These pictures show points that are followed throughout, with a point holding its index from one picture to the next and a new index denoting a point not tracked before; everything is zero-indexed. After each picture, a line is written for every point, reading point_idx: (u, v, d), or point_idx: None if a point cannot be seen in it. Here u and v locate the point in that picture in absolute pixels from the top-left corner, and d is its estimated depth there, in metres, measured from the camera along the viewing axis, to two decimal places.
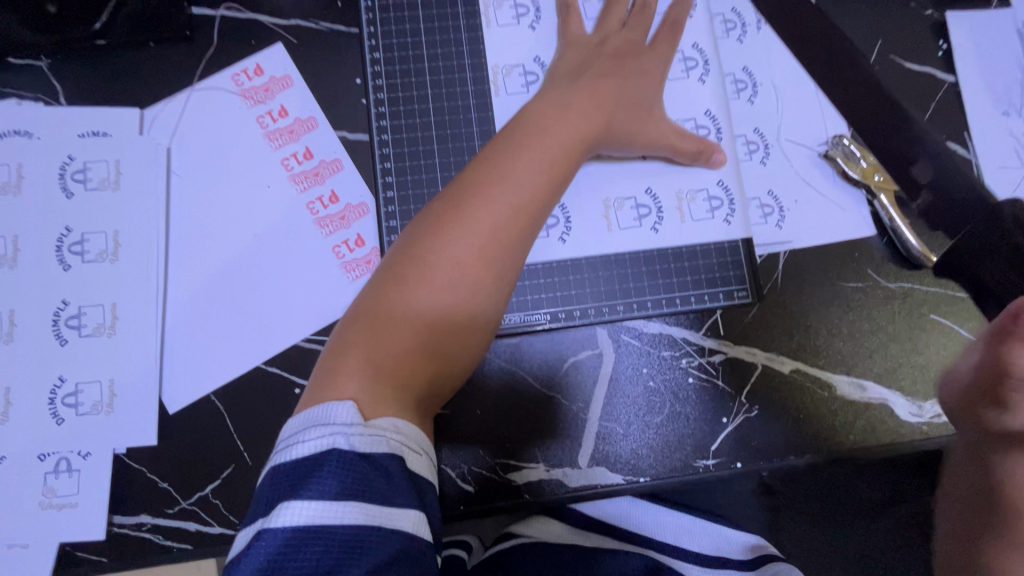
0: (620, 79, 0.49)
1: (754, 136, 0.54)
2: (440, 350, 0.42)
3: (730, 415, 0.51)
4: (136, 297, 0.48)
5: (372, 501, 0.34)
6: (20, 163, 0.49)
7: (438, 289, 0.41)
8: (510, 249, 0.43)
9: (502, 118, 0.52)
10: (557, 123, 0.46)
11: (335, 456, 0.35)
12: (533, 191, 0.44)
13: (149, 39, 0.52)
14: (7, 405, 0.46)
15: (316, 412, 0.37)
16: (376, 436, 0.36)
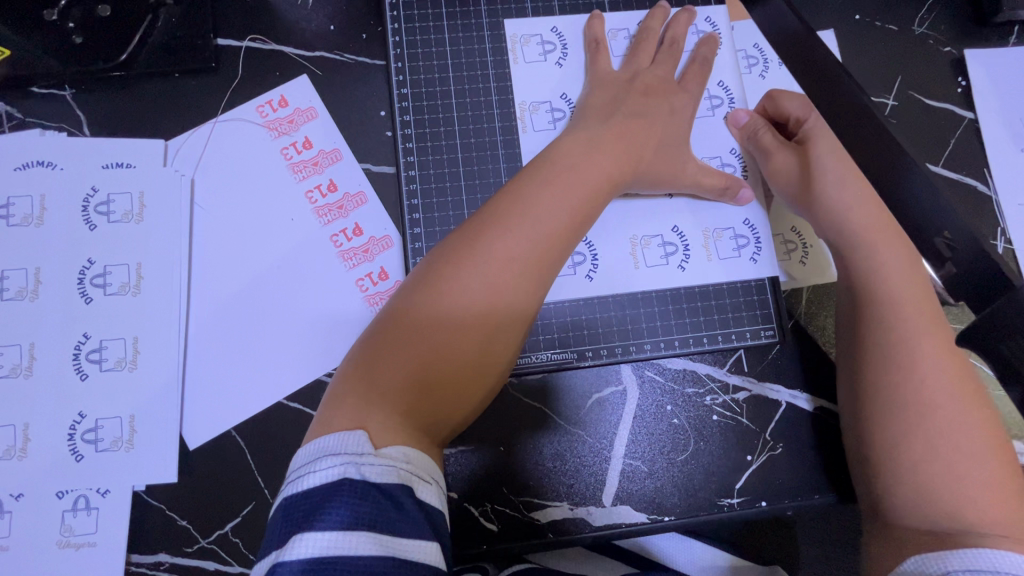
0: (647, 115, 0.49)
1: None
2: (454, 377, 0.40)
3: (754, 453, 0.51)
4: (157, 331, 0.48)
5: (386, 531, 0.32)
6: (43, 195, 0.49)
7: (454, 313, 0.40)
8: (530, 279, 0.42)
9: (529, 153, 0.53)
10: (584, 160, 0.46)
11: (347, 486, 0.33)
12: (557, 220, 0.43)
13: (174, 71, 0.52)
14: (25, 441, 0.45)
15: (326, 442, 0.36)
16: (387, 465, 0.34)
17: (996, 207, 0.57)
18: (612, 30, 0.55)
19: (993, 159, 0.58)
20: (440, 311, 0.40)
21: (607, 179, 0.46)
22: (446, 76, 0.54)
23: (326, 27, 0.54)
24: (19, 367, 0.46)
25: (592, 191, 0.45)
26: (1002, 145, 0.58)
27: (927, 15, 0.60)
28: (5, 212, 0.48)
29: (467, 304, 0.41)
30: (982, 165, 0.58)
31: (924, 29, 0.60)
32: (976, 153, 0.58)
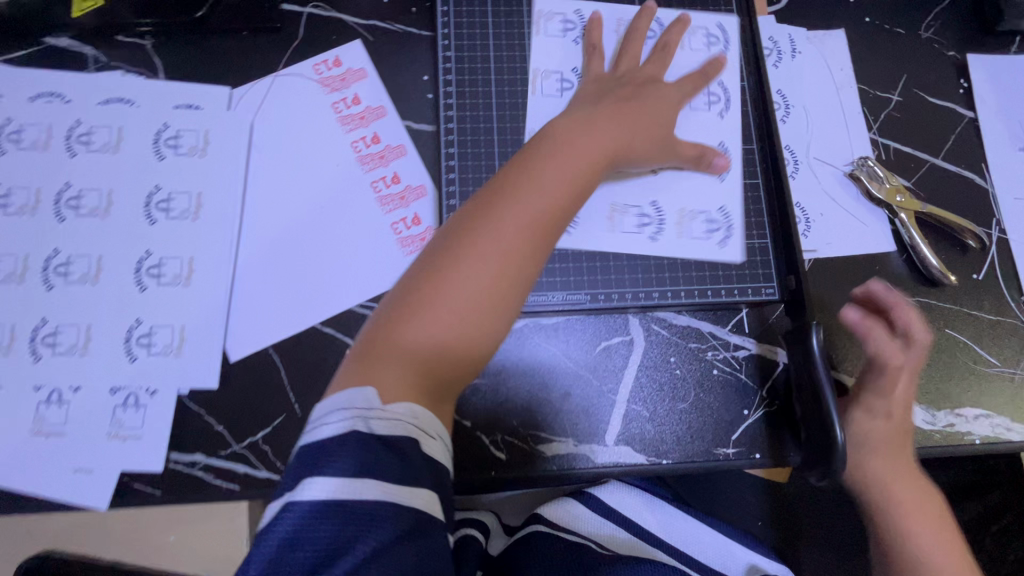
0: (635, 102, 0.53)
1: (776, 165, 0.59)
2: (460, 344, 0.42)
3: (751, 408, 0.54)
4: (210, 253, 0.53)
5: (388, 480, 0.36)
6: (120, 127, 0.54)
7: (457, 294, 0.41)
8: (534, 259, 0.44)
9: (535, 113, 0.58)
10: (578, 141, 0.48)
11: (353, 436, 0.37)
12: (557, 204, 0.45)
13: (243, 29, 0.58)
14: (87, 340, 0.50)
15: (342, 399, 0.39)
16: (392, 420, 0.38)
17: (992, 200, 0.60)
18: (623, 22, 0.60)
19: (992, 156, 0.62)
20: (443, 292, 0.42)
21: (602, 161, 0.48)
22: (486, 44, 0.59)
23: None
24: (88, 275, 0.51)
25: (588, 175, 0.47)
26: (1001, 143, 0.62)
27: (934, 21, 0.65)
28: (87, 140, 0.54)
29: (477, 285, 0.42)
30: (980, 161, 0.61)
31: (930, 33, 0.64)
32: (975, 150, 0.62)
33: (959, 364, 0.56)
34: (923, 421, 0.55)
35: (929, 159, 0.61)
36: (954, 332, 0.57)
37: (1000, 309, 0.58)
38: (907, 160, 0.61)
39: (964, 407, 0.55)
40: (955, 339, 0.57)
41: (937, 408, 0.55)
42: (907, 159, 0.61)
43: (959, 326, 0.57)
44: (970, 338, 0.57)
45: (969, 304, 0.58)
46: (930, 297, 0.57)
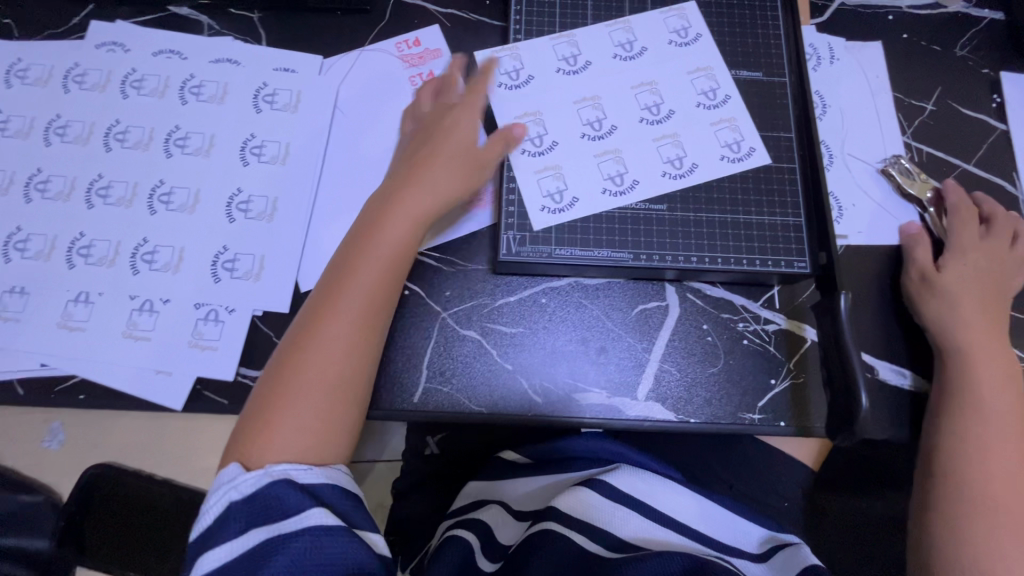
0: (434, 160, 0.55)
1: (681, 166, 0.59)
2: (331, 413, 0.48)
3: (779, 378, 0.57)
4: (293, 196, 0.59)
5: (273, 517, 0.43)
6: (226, 83, 0.62)
7: (305, 360, 0.48)
8: (369, 320, 0.50)
9: (531, 53, 0.62)
10: (392, 213, 0.53)
11: (232, 507, 0.43)
12: (369, 276, 0.51)
13: (337, 9, 0.66)
14: (179, 260, 0.56)
15: (217, 484, 0.45)
16: (260, 474, 0.44)
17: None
18: (625, 22, 0.64)
19: (1022, 166, 0.65)
20: (300, 362, 0.48)
21: (416, 226, 0.53)
22: (553, 23, 0.63)
23: None
24: (186, 205, 0.58)
25: (402, 235, 0.53)
26: None
27: (969, 41, 0.69)
28: (197, 91, 0.61)
29: (326, 356, 0.48)
30: (1010, 169, 0.65)
31: (965, 51, 0.69)
32: (1007, 159, 0.65)
33: None
34: None
35: (961, 164, 0.65)
36: None
37: None
38: (939, 163, 0.65)
39: None
40: None
41: None
42: (939, 163, 0.65)
43: None
44: None
45: None
46: None
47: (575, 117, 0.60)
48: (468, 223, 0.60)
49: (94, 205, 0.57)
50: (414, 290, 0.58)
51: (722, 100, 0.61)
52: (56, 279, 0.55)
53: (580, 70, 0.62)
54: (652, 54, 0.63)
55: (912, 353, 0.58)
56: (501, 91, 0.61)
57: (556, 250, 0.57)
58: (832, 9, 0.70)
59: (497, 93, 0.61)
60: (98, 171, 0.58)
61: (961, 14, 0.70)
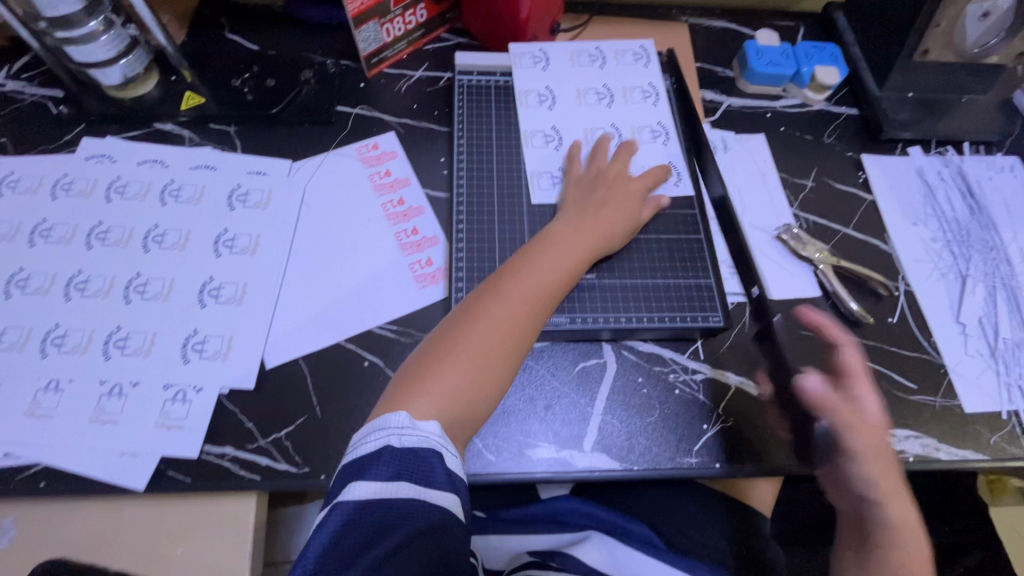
0: (609, 213, 0.67)
1: (657, 127, 0.77)
2: (488, 384, 0.56)
3: (710, 423, 0.63)
4: (261, 282, 0.65)
5: (418, 481, 0.49)
6: (203, 186, 0.70)
7: (477, 340, 0.57)
8: (528, 326, 0.59)
9: (523, 118, 0.77)
10: (563, 244, 0.63)
11: (388, 450, 0.50)
12: (539, 285, 0.60)
13: (305, 121, 0.77)
14: (150, 345, 0.60)
15: (381, 421, 0.52)
16: (417, 435, 0.51)
17: (897, 261, 0.75)
18: (525, 90, 0.78)
19: (891, 228, 0.77)
20: (466, 338, 0.57)
21: (583, 253, 0.64)
22: (490, 129, 0.77)
23: (411, 105, 0.81)
24: (161, 293, 0.63)
25: (572, 266, 0.63)
26: (897, 219, 0.78)
27: (833, 131, 0.85)
28: (177, 193, 0.69)
29: (487, 337, 0.57)
30: (881, 232, 0.77)
31: (832, 138, 0.84)
32: (877, 223, 0.78)
33: (885, 392, 0.66)
34: None
35: (841, 229, 0.77)
36: (878, 365, 0.68)
37: (914, 346, 0.69)
38: (823, 229, 0.77)
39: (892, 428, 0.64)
40: (879, 370, 0.67)
41: None
42: (823, 228, 0.77)
43: (882, 360, 0.68)
44: (893, 370, 0.67)
45: (887, 342, 0.69)
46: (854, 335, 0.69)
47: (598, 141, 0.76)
48: (422, 297, 0.67)
49: (72, 297, 0.62)
50: (372, 361, 0.63)
51: (603, 53, 0.82)
52: (27, 369, 0.58)
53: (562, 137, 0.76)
54: (557, 87, 0.79)
55: None
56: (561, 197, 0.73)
57: None
58: (721, 109, 0.85)
59: (533, 146, 0.76)
60: (78, 268, 0.63)
61: (824, 111, 0.86)
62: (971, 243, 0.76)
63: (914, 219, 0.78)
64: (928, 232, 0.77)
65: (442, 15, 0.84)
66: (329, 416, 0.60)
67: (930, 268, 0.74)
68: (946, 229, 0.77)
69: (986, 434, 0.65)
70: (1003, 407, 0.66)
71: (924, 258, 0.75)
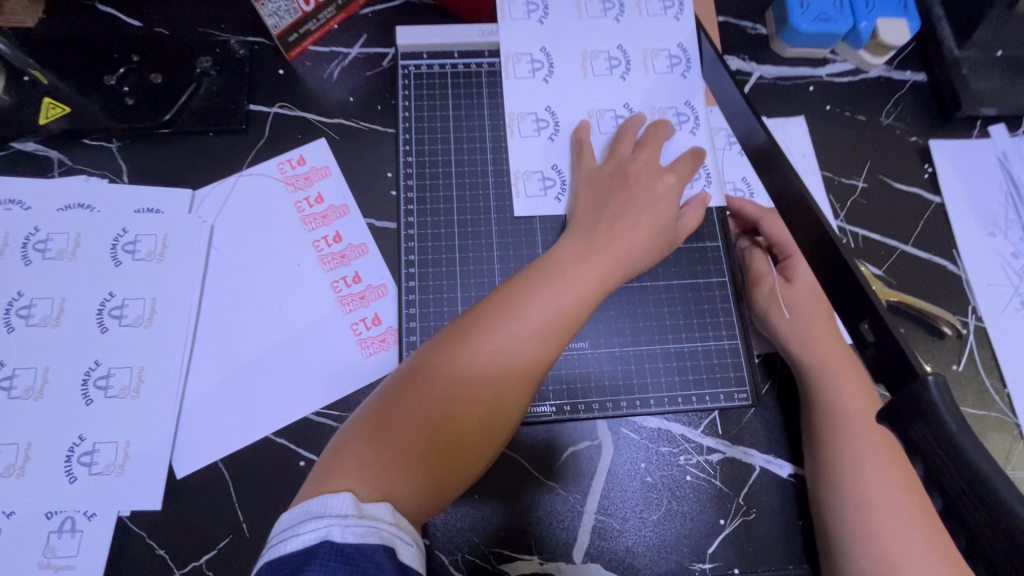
0: (633, 224, 0.49)
1: (684, 109, 0.59)
2: (454, 457, 0.41)
3: (728, 517, 0.51)
4: (162, 365, 0.51)
5: None
6: (78, 233, 0.54)
7: (445, 401, 0.41)
8: (511, 388, 0.43)
9: (512, 96, 0.57)
10: (567, 270, 0.46)
11: (326, 549, 0.34)
12: (539, 317, 0.44)
13: (208, 130, 0.59)
14: (25, 460, 0.48)
15: (311, 505, 0.36)
16: (369, 526, 0.35)
17: (967, 287, 0.59)
18: (513, 56, 0.58)
19: (961, 241, 0.61)
20: (431, 395, 0.41)
21: (601, 273, 0.47)
22: (447, 130, 0.59)
23: (346, 98, 0.62)
24: (32, 388, 0.49)
25: (578, 299, 0.45)
26: (970, 227, 0.61)
27: (894, 107, 0.66)
28: (43, 246, 0.53)
29: (460, 389, 0.42)
30: (950, 246, 0.61)
31: (891, 119, 0.65)
32: (945, 235, 0.61)
33: None
34: None
35: (899, 246, 0.61)
36: None
37: (983, 402, 0.56)
38: (877, 247, 0.61)
39: None
40: None
41: None
42: (876, 247, 0.60)
43: None
44: None
45: None
46: None
47: (605, 130, 0.57)
48: (368, 370, 0.53)
49: None
50: (310, 460, 0.51)
51: None
52: None
53: (559, 122, 0.58)
54: (557, 49, 0.59)
55: None
56: (557, 205, 0.56)
57: None
58: (750, 83, 0.65)
59: (522, 140, 0.57)
60: None
61: (883, 78, 0.66)
62: None
63: (991, 227, 0.62)
64: (1008, 245, 0.61)
65: None
66: (259, 534, 0.49)
67: (1008, 294, 0.59)
68: None
69: None
70: None
71: (1001, 281, 0.60)
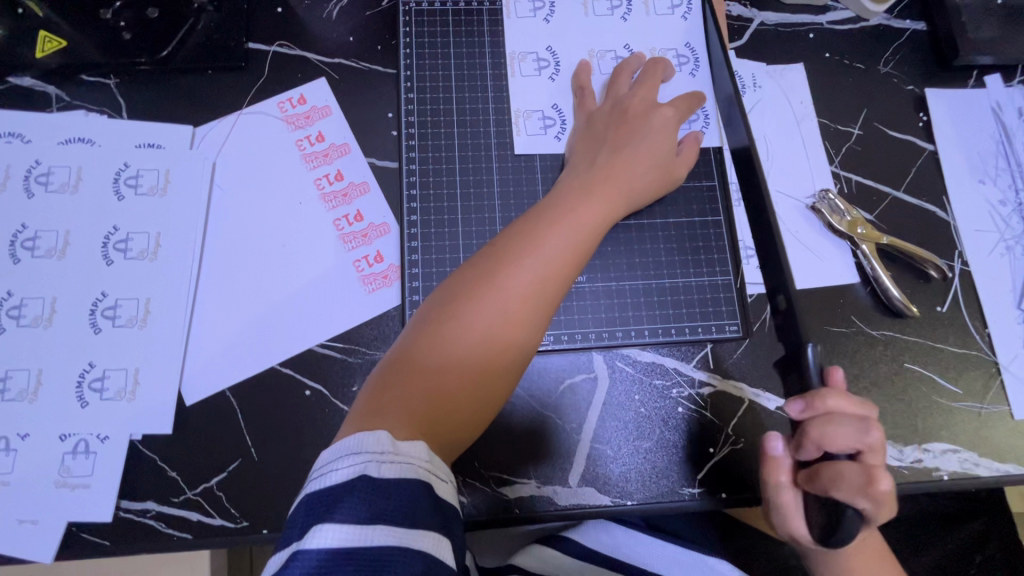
0: (632, 160, 0.50)
1: (685, 50, 0.59)
2: (479, 389, 0.42)
3: (717, 445, 0.53)
4: (168, 296, 0.52)
5: (400, 523, 0.34)
6: (80, 167, 0.54)
7: (465, 336, 0.42)
8: (530, 328, 0.44)
9: (511, 35, 0.59)
10: (576, 211, 0.47)
11: (361, 483, 0.35)
12: (552, 251, 0.44)
13: (208, 68, 0.59)
14: (37, 385, 0.49)
15: (348, 441, 0.37)
16: (404, 463, 0.36)
17: (954, 232, 0.61)
18: None
19: (952, 189, 0.62)
20: (453, 342, 0.42)
21: (608, 210, 0.48)
22: (448, 70, 0.59)
23: (346, 38, 0.61)
24: (41, 317, 0.50)
25: (585, 239, 0.46)
26: (962, 175, 0.63)
27: (892, 56, 0.66)
28: (46, 180, 0.54)
29: (480, 324, 0.42)
30: (941, 193, 0.62)
31: (889, 67, 0.66)
32: (937, 183, 0.62)
33: (926, 400, 0.56)
34: (889, 456, 0.55)
35: (891, 192, 0.62)
36: (914, 366, 0.57)
37: (965, 341, 0.58)
38: (870, 193, 0.62)
39: (930, 443, 0.55)
40: (917, 372, 0.57)
41: (902, 443, 0.55)
42: (870, 193, 0.62)
43: (921, 360, 0.57)
44: (939, 374, 0.57)
45: (934, 337, 0.58)
46: (896, 330, 0.58)
47: (605, 67, 0.58)
48: (371, 305, 0.54)
49: None
50: (315, 389, 0.52)
51: None
52: None
53: (559, 60, 0.58)
54: None
55: None
56: (556, 143, 0.57)
57: None
58: (751, 29, 0.65)
59: (521, 79, 0.58)
60: None
61: (883, 27, 0.66)
62: None
63: (981, 174, 0.63)
64: (997, 192, 0.62)
65: None
66: (267, 458, 0.51)
67: (995, 240, 0.61)
68: (1020, 187, 0.62)
69: None
70: None
71: (989, 228, 0.61)
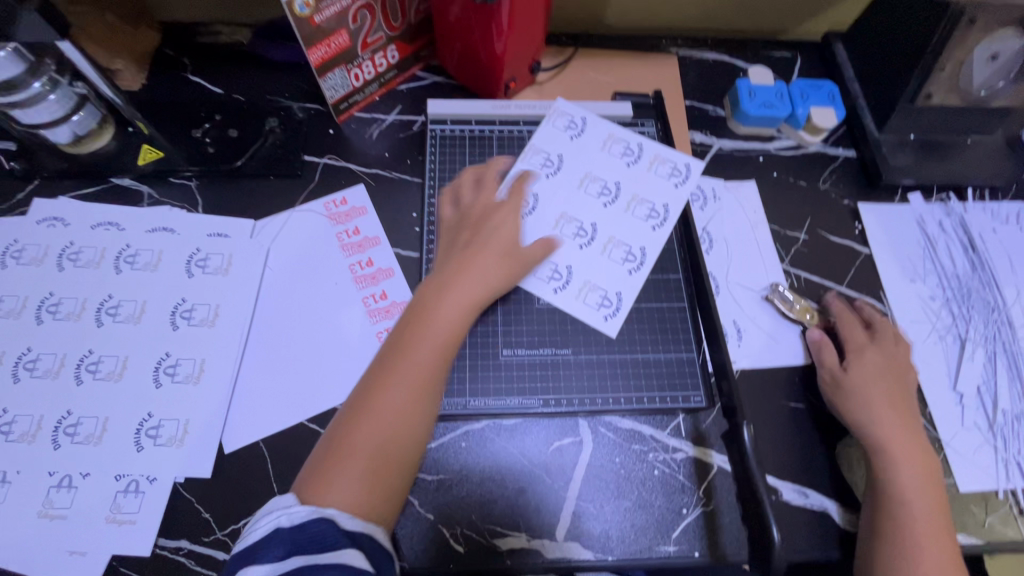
0: (481, 256, 0.61)
1: (658, 213, 0.71)
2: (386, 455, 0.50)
3: (690, 507, 0.60)
4: (220, 358, 0.62)
5: (309, 550, 0.44)
6: (161, 250, 0.67)
7: (365, 414, 0.51)
8: (420, 413, 0.52)
9: (505, 176, 0.73)
10: (442, 306, 0.57)
11: (280, 532, 0.45)
12: (428, 338, 0.54)
13: (270, 174, 0.73)
14: (102, 431, 0.57)
15: (274, 508, 0.47)
16: (303, 509, 0.46)
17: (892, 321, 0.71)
18: (535, 147, 0.73)
19: (887, 285, 0.73)
20: (358, 439, 0.49)
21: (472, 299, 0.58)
22: None
23: (383, 153, 0.76)
24: (113, 372, 0.60)
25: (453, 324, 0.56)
26: (895, 274, 0.74)
27: (829, 176, 0.80)
28: (133, 260, 0.66)
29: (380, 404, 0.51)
30: (877, 289, 0.73)
31: (827, 184, 0.80)
32: (874, 280, 0.74)
33: None
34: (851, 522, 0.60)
35: (835, 287, 0.73)
36: None
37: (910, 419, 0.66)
38: (816, 287, 0.73)
39: None
40: None
41: None
42: (815, 287, 0.73)
43: None
44: None
45: None
46: None
47: (584, 198, 0.72)
48: None
49: (20, 378, 0.59)
50: None
51: (640, 153, 0.74)
52: None
53: (518, 205, 0.71)
54: (568, 159, 0.73)
55: (806, 471, 0.62)
56: None
57: (470, 401, 0.63)
58: (710, 153, 0.80)
59: None
60: (27, 345, 0.61)
61: (819, 153, 0.81)
62: (971, 303, 0.72)
63: (912, 274, 0.74)
64: (927, 289, 0.73)
65: (416, 53, 0.79)
66: None
67: (928, 330, 0.71)
68: (946, 286, 0.73)
69: (981, 516, 0.62)
70: (999, 486, 0.63)
71: (922, 319, 0.71)
